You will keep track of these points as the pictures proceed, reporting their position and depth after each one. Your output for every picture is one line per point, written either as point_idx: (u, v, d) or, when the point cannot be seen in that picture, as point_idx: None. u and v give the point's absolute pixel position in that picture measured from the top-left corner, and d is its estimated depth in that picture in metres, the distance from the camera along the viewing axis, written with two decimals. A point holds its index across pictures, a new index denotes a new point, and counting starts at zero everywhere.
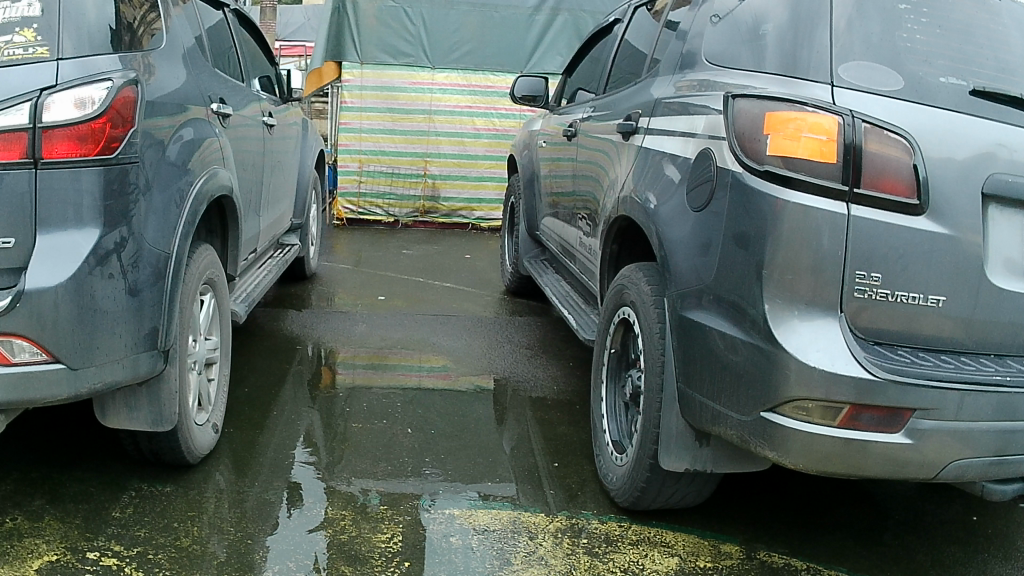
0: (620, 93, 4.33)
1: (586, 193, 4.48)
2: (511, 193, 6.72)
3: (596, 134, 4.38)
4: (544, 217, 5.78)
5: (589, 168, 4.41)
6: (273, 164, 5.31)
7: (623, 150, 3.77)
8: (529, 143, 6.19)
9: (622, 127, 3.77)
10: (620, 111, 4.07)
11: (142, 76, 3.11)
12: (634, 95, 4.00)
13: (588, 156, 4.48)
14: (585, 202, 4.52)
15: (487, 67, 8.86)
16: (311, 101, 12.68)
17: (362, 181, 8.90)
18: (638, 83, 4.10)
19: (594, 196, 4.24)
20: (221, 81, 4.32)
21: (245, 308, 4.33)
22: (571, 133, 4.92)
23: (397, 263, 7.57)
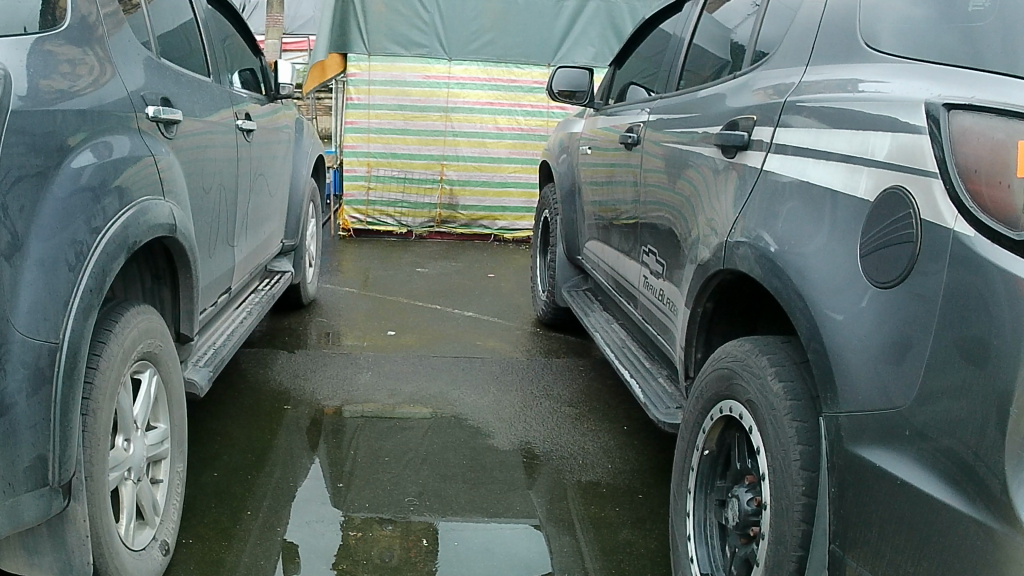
0: (701, 90, 3.24)
1: (656, 221, 3.39)
2: (544, 206, 5.63)
3: (669, 145, 3.28)
4: (590, 240, 4.68)
5: (661, 190, 3.32)
6: (257, 180, 4.25)
7: (723, 173, 2.68)
8: (567, 149, 5.11)
9: (722, 138, 2.67)
10: (709, 115, 2.97)
11: (37, 76, 2.08)
12: (729, 94, 2.90)
13: (657, 174, 3.39)
14: (652, 233, 3.43)
15: (511, 58, 7.77)
16: (315, 97, 11.67)
17: (371, 187, 7.84)
18: (734, 77, 3.00)
19: (672, 229, 3.14)
20: (180, 81, 3.27)
21: (208, 375, 3.30)
22: (630, 141, 3.81)
23: (410, 284, 6.51)
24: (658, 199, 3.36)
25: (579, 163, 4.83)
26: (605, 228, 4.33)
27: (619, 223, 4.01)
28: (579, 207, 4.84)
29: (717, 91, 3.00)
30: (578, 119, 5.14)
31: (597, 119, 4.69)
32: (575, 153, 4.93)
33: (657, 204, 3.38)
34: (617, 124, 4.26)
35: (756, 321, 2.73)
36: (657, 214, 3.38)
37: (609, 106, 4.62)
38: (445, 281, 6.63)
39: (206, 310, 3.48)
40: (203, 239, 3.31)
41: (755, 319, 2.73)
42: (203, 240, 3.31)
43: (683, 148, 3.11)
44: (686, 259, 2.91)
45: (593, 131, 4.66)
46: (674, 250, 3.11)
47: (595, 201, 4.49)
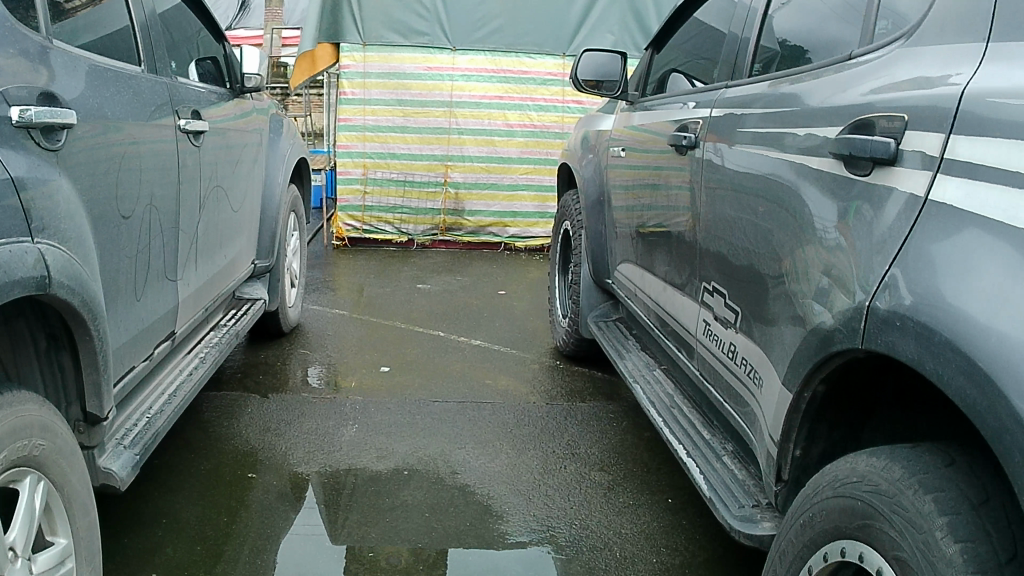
0: (788, 78, 2.37)
1: (721, 256, 2.55)
2: (563, 217, 4.79)
3: (744, 150, 2.41)
4: (623, 264, 3.84)
5: (728, 213, 2.48)
6: (215, 196, 3.43)
7: (846, 200, 1.85)
8: (592, 151, 4.26)
9: (856, 145, 1.79)
10: (810, 111, 2.10)
11: None
12: (842, 81, 2.03)
13: (720, 191, 2.55)
14: (714, 273, 2.60)
15: (522, 47, 6.94)
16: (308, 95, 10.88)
17: (367, 191, 7.02)
18: (844, 59, 2.13)
19: (753, 269, 2.29)
20: (101, 75, 2.46)
21: (131, 462, 2.52)
22: (683, 144, 2.90)
23: (409, 304, 5.68)
24: (721, 225, 2.52)
25: (608, 171, 3.98)
26: (644, 252, 3.49)
27: (664, 250, 3.18)
28: (609, 223, 4.00)
29: (821, 80, 2.14)
30: (604, 114, 4.27)
31: (631, 114, 3.83)
32: (603, 156, 4.07)
33: (721, 233, 2.54)
34: (660, 122, 3.38)
35: (865, 423, 2.05)
36: (723, 245, 2.54)
37: (646, 99, 3.75)
38: (449, 300, 5.78)
39: (121, 378, 2.63)
40: (116, 284, 2.49)
41: (865, 418, 2.04)
42: (116, 285, 2.50)
43: (767, 158, 2.25)
44: (785, 318, 2.08)
45: (626, 129, 3.80)
46: (760, 300, 2.27)
47: (630, 217, 3.66)
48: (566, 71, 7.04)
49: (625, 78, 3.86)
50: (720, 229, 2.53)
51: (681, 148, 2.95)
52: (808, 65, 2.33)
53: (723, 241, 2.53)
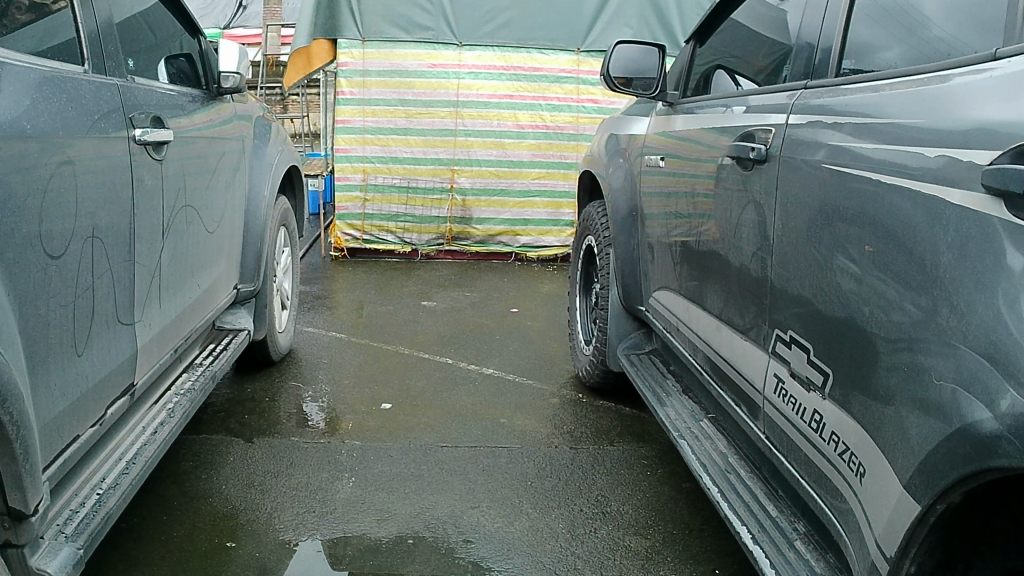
0: (906, 81, 1.84)
1: (815, 302, 2.05)
2: (587, 231, 4.26)
3: (853, 174, 1.89)
4: (662, 292, 3.32)
5: (829, 251, 1.97)
6: (185, 217, 2.92)
7: None
8: (621, 159, 3.73)
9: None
10: (957, 124, 1.57)
11: None
12: (1002, 87, 1.50)
13: (814, 221, 2.04)
14: (805, 323, 2.10)
15: (533, 42, 6.42)
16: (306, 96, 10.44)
17: (367, 198, 6.50)
18: (998, 57, 1.59)
19: (878, 328, 1.78)
20: (22, 78, 1.94)
21: (69, 561, 2.02)
22: (751, 156, 2.37)
23: (413, 324, 5.15)
24: (822, 264, 2.01)
25: (642, 183, 3.46)
26: (688, 281, 2.96)
27: (718, 282, 2.64)
28: (643, 243, 3.48)
29: (966, 86, 1.60)
30: (636, 116, 3.74)
31: (670, 117, 3.30)
32: (636, 165, 3.55)
33: (819, 272, 2.02)
34: (709, 127, 2.85)
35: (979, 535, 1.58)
36: (818, 289, 2.02)
37: (688, 99, 3.22)
38: (457, 319, 5.25)
39: (51, 455, 2.12)
40: (36, 341, 1.97)
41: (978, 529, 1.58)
42: (38, 342, 1.98)
43: (892, 187, 1.73)
44: (938, 401, 1.55)
45: (664, 135, 3.27)
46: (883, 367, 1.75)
47: (670, 239, 3.14)
48: (581, 68, 6.52)
49: (663, 74, 3.34)
50: (819, 268, 2.02)
51: (747, 160, 2.41)
52: (936, 65, 1.79)
53: (818, 283, 2.02)
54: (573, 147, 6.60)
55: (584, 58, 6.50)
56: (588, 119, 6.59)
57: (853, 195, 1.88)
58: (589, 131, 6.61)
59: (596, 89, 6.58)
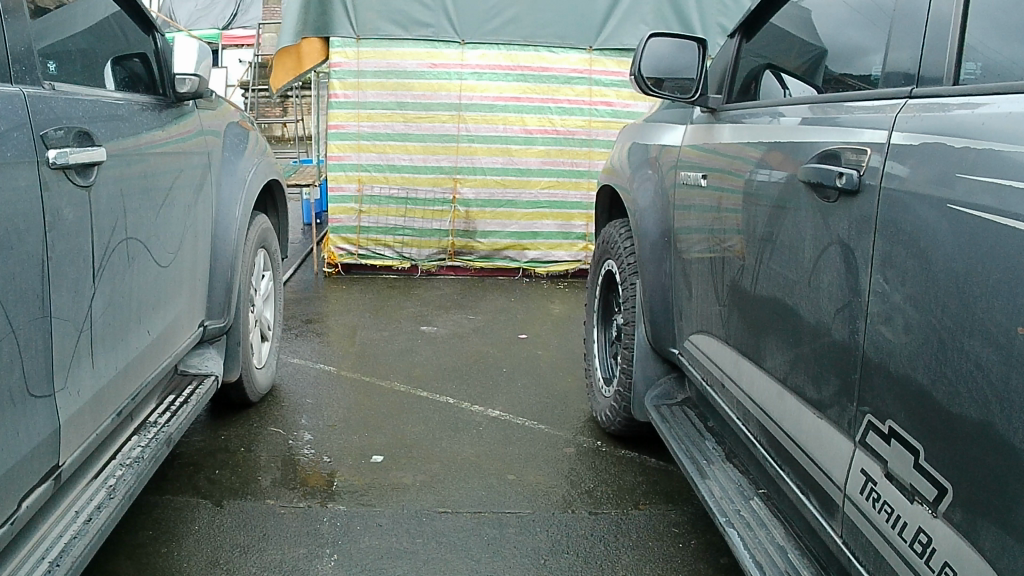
0: None
1: (943, 388, 1.53)
2: (606, 255, 3.73)
3: (1008, 220, 1.36)
4: (701, 336, 2.80)
5: (970, 324, 1.45)
6: (128, 252, 2.41)
7: None
8: (651, 174, 3.21)
9: None
10: None
11: None
12: None
13: (948, 287, 1.51)
14: (928, 414, 1.59)
15: (542, 40, 5.90)
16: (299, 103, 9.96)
17: (362, 210, 5.96)
18: None
19: None
20: None
21: None
22: (838, 183, 1.86)
23: (411, 354, 4.61)
24: (958, 340, 1.48)
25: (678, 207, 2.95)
26: (739, 329, 2.45)
27: (783, 344, 2.18)
28: (678, 275, 2.95)
29: None
30: (667, 124, 3.19)
31: (711, 126, 2.75)
32: (669, 184, 3.02)
33: (954, 350, 1.49)
34: (765, 141, 2.30)
35: None
36: (952, 371, 1.50)
37: (734, 106, 2.68)
38: (460, 348, 4.71)
39: None
40: None
41: None
42: None
43: None
44: None
45: (704, 148, 2.72)
46: None
47: (712, 276, 2.61)
48: (593, 67, 6.00)
49: (704, 75, 2.80)
50: (956, 344, 1.49)
51: (831, 189, 1.90)
52: None
53: (954, 362, 1.49)
54: (586, 153, 6.07)
55: (596, 57, 5.99)
56: (601, 123, 6.07)
57: (1007, 252, 1.36)
58: (602, 136, 6.08)
59: (610, 90, 6.06)
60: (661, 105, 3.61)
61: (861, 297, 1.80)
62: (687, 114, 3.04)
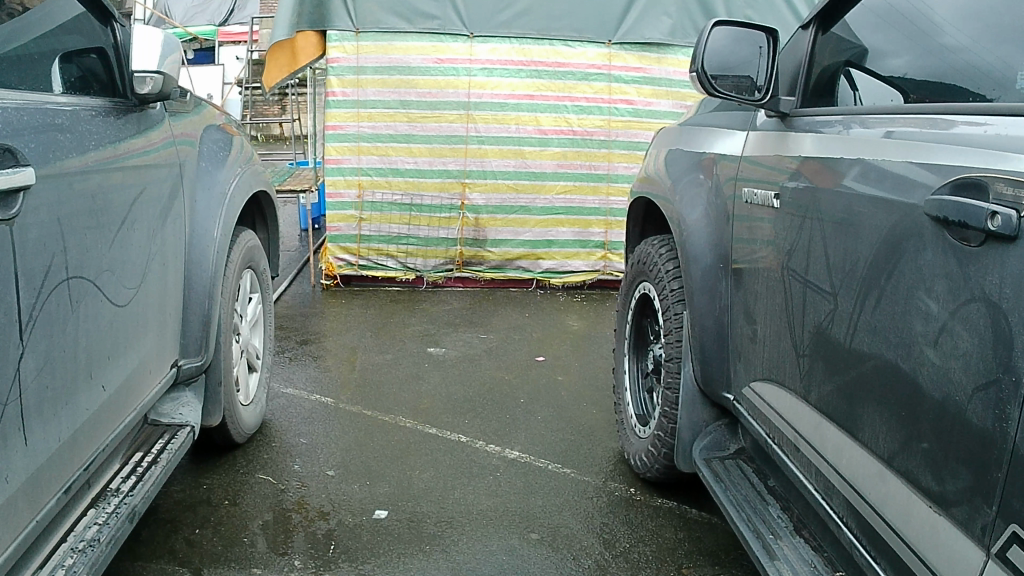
0: None
1: None
2: (642, 276, 3.27)
3: None
4: (770, 384, 2.37)
5: None
6: (69, 294, 1.97)
7: None
8: (702, 187, 2.75)
9: None
10: None
11: None
12: None
13: None
14: None
15: (557, 33, 5.44)
16: None
17: (364, 217, 5.49)
18: None
19: None
20: None
21: None
22: (992, 226, 1.43)
23: (416, 381, 4.14)
24: None
25: (738, 230, 2.50)
26: (831, 386, 2.01)
27: (894, 420, 1.76)
28: (741, 310, 2.51)
29: None
30: (720, 128, 2.74)
31: (784, 134, 2.30)
32: (727, 202, 2.57)
33: None
34: (871, 158, 1.85)
35: None
36: None
37: (815, 112, 2.22)
38: (471, 373, 4.24)
39: None
40: None
41: None
42: None
43: None
44: None
45: (777, 162, 2.27)
46: None
47: (791, 319, 2.17)
48: (613, 62, 5.57)
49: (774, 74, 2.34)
50: None
51: (980, 232, 1.46)
52: None
53: None
54: (604, 155, 5.64)
55: (616, 52, 5.55)
56: (621, 122, 5.64)
57: None
58: (622, 137, 5.65)
59: (630, 88, 5.63)
60: (706, 106, 3.15)
61: (1018, 371, 1.36)
62: (747, 118, 2.58)
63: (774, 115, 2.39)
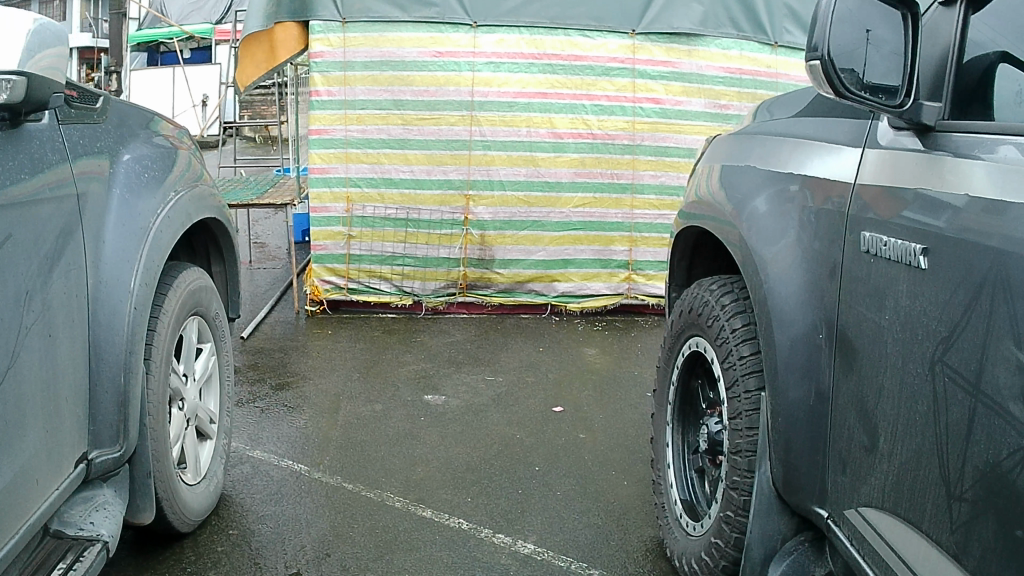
0: None
1: None
2: (694, 331, 2.57)
3: None
4: (902, 522, 1.68)
5: None
6: None
7: None
8: (790, 224, 2.05)
9: None
10: None
11: None
12: None
13: None
14: None
15: (574, 22, 4.73)
16: (281, 112, 8.85)
17: (353, 234, 4.77)
18: None
19: None
20: None
21: None
22: None
23: (409, 442, 3.41)
24: None
25: (853, 289, 1.82)
26: None
27: None
28: (857, 399, 1.82)
29: None
30: (814, 144, 2.04)
31: (928, 158, 1.62)
32: (835, 249, 1.89)
33: None
34: None
35: None
36: None
37: (980, 128, 1.54)
38: (475, 431, 3.52)
39: None
40: None
41: None
42: None
43: None
44: None
45: (923, 199, 1.59)
46: None
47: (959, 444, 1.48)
48: (637, 56, 4.89)
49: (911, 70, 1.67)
50: None
51: None
52: None
53: None
54: (628, 162, 4.94)
55: (640, 43, 4.88)
56: (647, 124, 4.95)
57: None
58: (648, 141, 4.96)
59: (657, 85, 4.95)
60: (786, 110, 2.43)
61: None
62: (859, 132, 1.90)
63: (909, 127, 1.71)
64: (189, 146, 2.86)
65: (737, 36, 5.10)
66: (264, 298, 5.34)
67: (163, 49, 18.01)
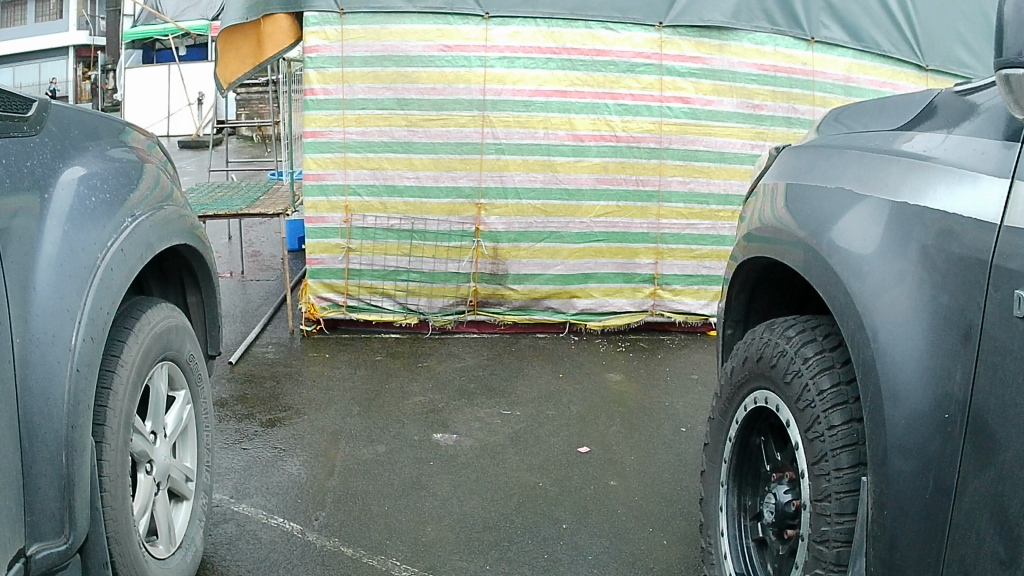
0: None
1: None
2: (763, 383, 2.15)
3: None
4: None
5: None
6: None
7: None
8: (903, 270, 1.63)
9: None
10: None
11: None
12: None
13: None
14: None
15: (595, 13, 4.29)
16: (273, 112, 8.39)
17: (353, 247, 4.34)
18: None
19: None
20: None
21: None
22: None
23: (417, 494, 2.98)
24: None
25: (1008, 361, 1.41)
26: None
27: None
28: (1007, 506, 1.41)
29: None
30: (940, 170, 1.62)
31: None
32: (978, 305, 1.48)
33: None
34: None
35: None
36: None
37: None
38: (492, 478, 3.10)
39: None
40: None
41: None
42: None
43: None
44: None
45: None
46: None
47: None
48: (664, 51, 4.45)
49: None
50: None
51: None
52: None
53: None
54: (654, 168, 4.51)
55: (667, 37, 4.44)
56: (675, 126, 4.51)
57: None
58: (676, 144, 4.53)
59: (686, 82, 4.51)
60: (881, 125, 2.03)
61: None
62: (1008, 156, 1.48)
63: None
64: (155, 157, 2.41)
65: (771, 29, 4.67)
66: (256, 315, 4.91)
67: (157, 45, 17.52)
